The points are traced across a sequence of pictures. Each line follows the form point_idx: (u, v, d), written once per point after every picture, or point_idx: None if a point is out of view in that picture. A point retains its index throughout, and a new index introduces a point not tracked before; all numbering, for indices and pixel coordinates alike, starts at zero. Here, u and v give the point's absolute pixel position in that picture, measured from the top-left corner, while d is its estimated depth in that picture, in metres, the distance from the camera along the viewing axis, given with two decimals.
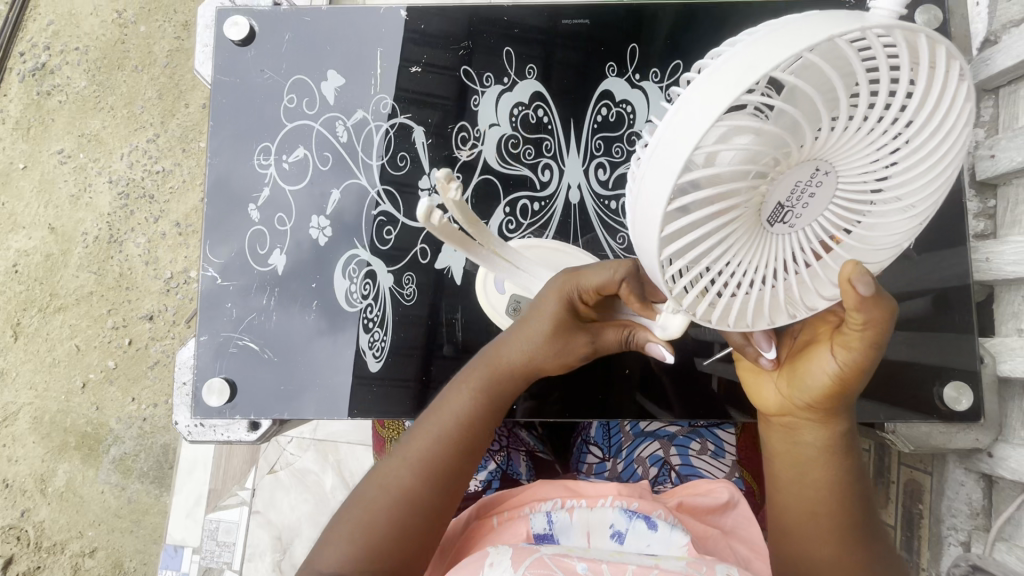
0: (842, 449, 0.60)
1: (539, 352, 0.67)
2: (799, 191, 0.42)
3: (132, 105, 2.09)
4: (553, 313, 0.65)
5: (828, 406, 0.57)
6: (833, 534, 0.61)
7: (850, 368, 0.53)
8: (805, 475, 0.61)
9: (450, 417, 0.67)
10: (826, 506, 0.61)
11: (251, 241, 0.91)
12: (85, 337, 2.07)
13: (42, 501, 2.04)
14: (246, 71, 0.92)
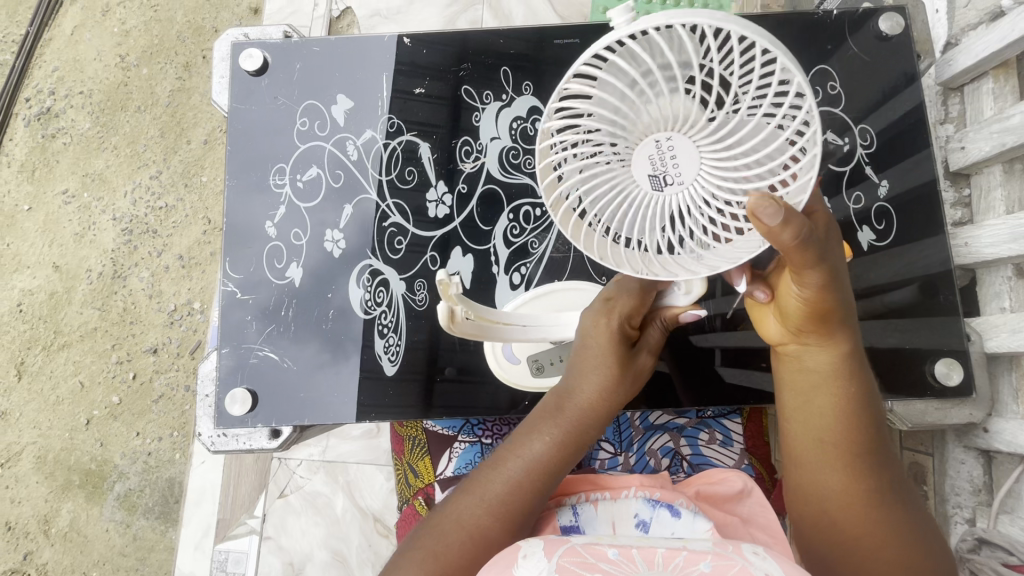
0: (843, 373, 0.62)
1: (605, 388, 0.71)
2: (659, 161, 0.49)
3: (137, 144, 2.16)
4: (609, 340, 0.71)
5: (823, 330, 0.60)
6: (841, 462, 0.63)
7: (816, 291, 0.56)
8: (818, 400, 0.63)
9: (526, 460, 0.69)
10: (835, 435, 0.63)
11: (269, 256, 0.95)
12: (90, 373, 2.09)
13: (46, 543, 2.03)
14: (260, 98, 0.99)
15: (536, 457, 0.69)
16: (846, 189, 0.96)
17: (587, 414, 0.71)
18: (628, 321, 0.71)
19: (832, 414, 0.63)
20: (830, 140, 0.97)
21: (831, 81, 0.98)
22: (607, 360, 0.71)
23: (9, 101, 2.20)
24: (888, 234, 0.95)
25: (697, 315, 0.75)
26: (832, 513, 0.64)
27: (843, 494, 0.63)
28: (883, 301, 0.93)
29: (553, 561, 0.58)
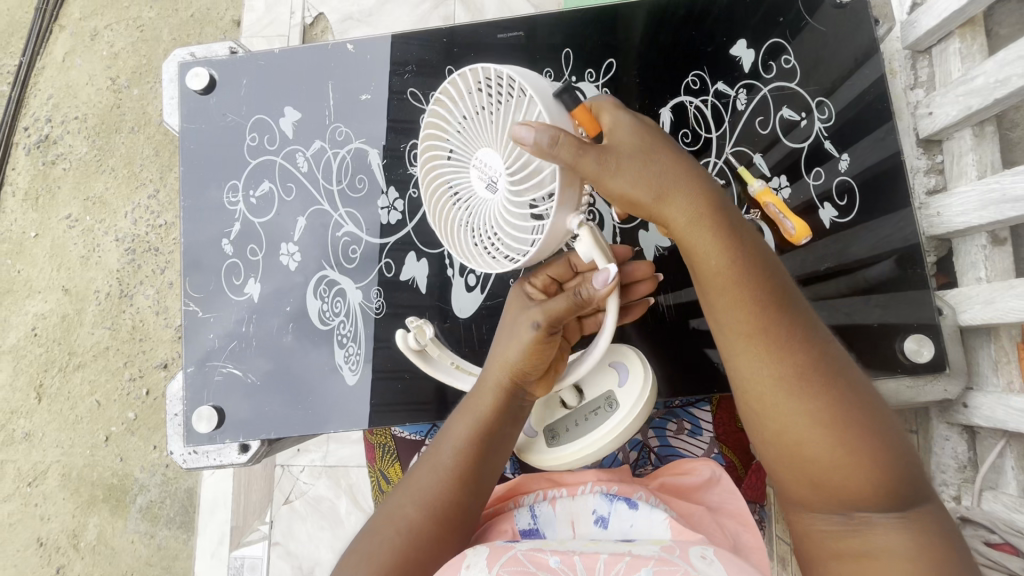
0: (722, 235, 0.59)
1: (509, 345, 0.71)
2: (484, 176, 0.64)
3: (132, 165, 2.20)
4: (512, 305, 0.76)
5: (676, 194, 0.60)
6: (754, 338, 0.57)
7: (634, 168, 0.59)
8: (718, 286, 0.58)
9: (447, 431, 0.73)
10: (740, 308, 0.57)
11: (227, 273, 0.96)
12: (105, 392, 2.14)
13: (76, 556, 2.10)
14: (210, 116, 0.99)
15: (457, 429, 0.72)
16: (806, 165, 0.92)
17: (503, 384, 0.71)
18: (533, 289, 0.75)
19: (737, 297, 0.57)
20: (786, 117, 0.92)
21: (785, 54, 0.93)
22: (511, 321, 0.74)
23: (10, 131, 2.25)
24: (851, 210, 0.91)
25: (606, 275, 0.64)
26: (778, 423, 0.55)
27: (777, 389, 0.55)
28: (859, 279, 0.90)
29: (494, 569, 0.60)
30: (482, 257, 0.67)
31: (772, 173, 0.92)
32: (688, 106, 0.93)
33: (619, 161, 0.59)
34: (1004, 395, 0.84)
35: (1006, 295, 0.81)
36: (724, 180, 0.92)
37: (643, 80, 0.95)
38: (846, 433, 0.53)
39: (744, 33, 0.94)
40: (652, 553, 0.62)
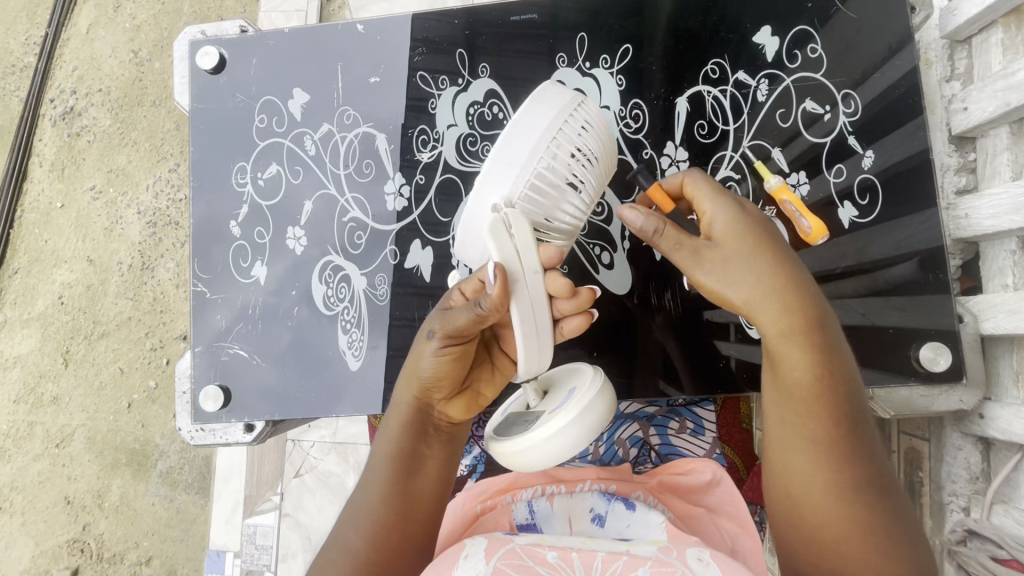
0: (815, 347, 0.58)
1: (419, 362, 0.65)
2: None
3: (154, 139, 2.23)
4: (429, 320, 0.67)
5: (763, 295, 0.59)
6: (818, 445, 0.58)
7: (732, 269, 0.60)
8: (791, 379, 0.59)
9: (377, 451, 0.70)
10: (812, 414, 0.58)
11: (234, 255, 0.96)
12: (127, 360, 2.19)
13: (100, 514, 2.16)
14: (220, 96, 0.98)
15: (379, 450, 0.69)
16: (827, 161, 0.88)
17: (412, 409, 0.67)
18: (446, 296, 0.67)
19: (806, 393, 0.58)
20: (809, 110, 0.88)
21: (811, 43, 0.88)
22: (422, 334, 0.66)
23: (37, 100, 2.27)
24: (871, 210, 0.87)
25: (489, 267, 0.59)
26: (807, 511, 0.59)
27: (823, 491, 0.58)
28: (880, 278, 0.86)
29: (492, 562, 0.63)
30: None
31: (790, 169, 0.89)
32: (706, 96, 0.89)
33: (711, 252, 0.61)
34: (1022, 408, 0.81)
35: None
36: (740, 175, 0.88)
37: (660, 67, 0.91)
38: (874, 542, 0.57)
39: (769, 20, 0.89)
40: (648, 554, 0.64)
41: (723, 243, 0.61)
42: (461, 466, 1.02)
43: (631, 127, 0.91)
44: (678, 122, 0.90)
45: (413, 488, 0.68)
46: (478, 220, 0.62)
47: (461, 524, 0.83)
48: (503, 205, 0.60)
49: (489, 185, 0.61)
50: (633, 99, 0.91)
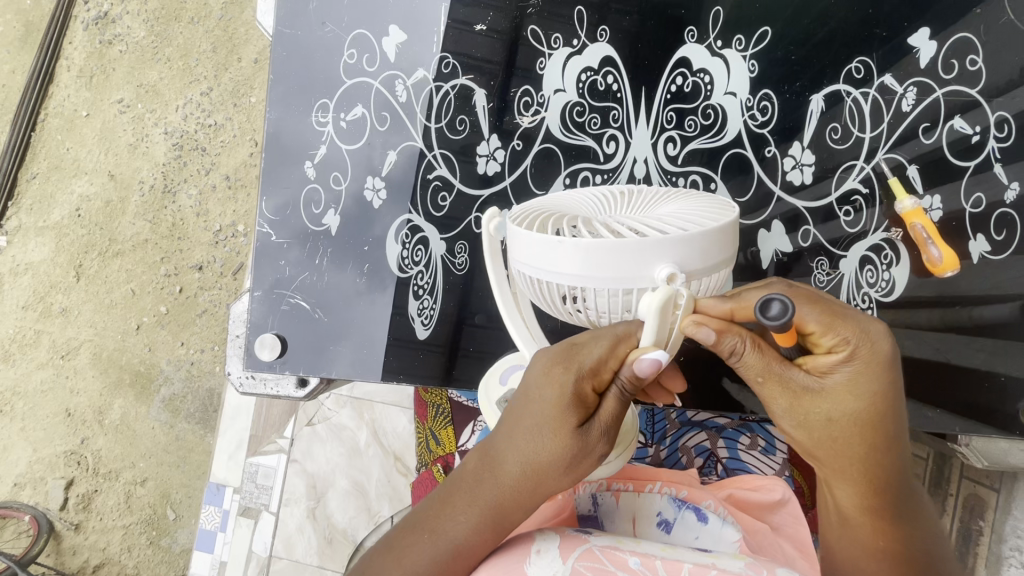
0: (887, 493, 0.51)
1: (543, 460, 0.54)
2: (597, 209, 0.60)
3: (188, 58, 2.05)
4: (561, 415, 0.53)
5: (851, 439, 0.48)
6: None
7: (825, 410, 0.48)
8: (855, 534, 0.53)
9: (450, 538, 0.56)
10: (881, 555, 0.52)
11: (306, 199, 0.89)
12: (140, 283, 2.05)
13: (100, 431, 2.04)
14: (307, 23, 0.89)
15: (461, 540, 0.56)
16: (966, 186, 0.80)
17: (514, 507, 0.56)
18: (583, 381, 0.53)
19: (872, 555, 0.53)
20: (957, 128, 0.80)
21: (972, 54, 0.80)
22: (553, 425, 0.53)
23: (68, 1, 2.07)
24: (1007, 247, 0.79)
25: (656, 360, 0.50)
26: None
27: None
28: (970, 315, 0.80)
29: (568, 562, 0.58)
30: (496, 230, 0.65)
31: (925, 190, 0.81)
32: (845, 97, 0.82)
33: (811, 399, 0.48)
34: None
35: None
36: (868, 189, 0.81)
37: (798, 58, 0.83)
38: None
39: (928, 22, 0.81)
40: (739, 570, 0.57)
41: (827, 397, 0.47)
42: None
43: (757, 120, 0.83)
44: (809, 121, 0.83)
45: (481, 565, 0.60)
46: (632, 261, 0.51)
47: None
48: (676, 278, 0.51)
49: (654, 250, 0.51)
50: (764, 88, 0.83)
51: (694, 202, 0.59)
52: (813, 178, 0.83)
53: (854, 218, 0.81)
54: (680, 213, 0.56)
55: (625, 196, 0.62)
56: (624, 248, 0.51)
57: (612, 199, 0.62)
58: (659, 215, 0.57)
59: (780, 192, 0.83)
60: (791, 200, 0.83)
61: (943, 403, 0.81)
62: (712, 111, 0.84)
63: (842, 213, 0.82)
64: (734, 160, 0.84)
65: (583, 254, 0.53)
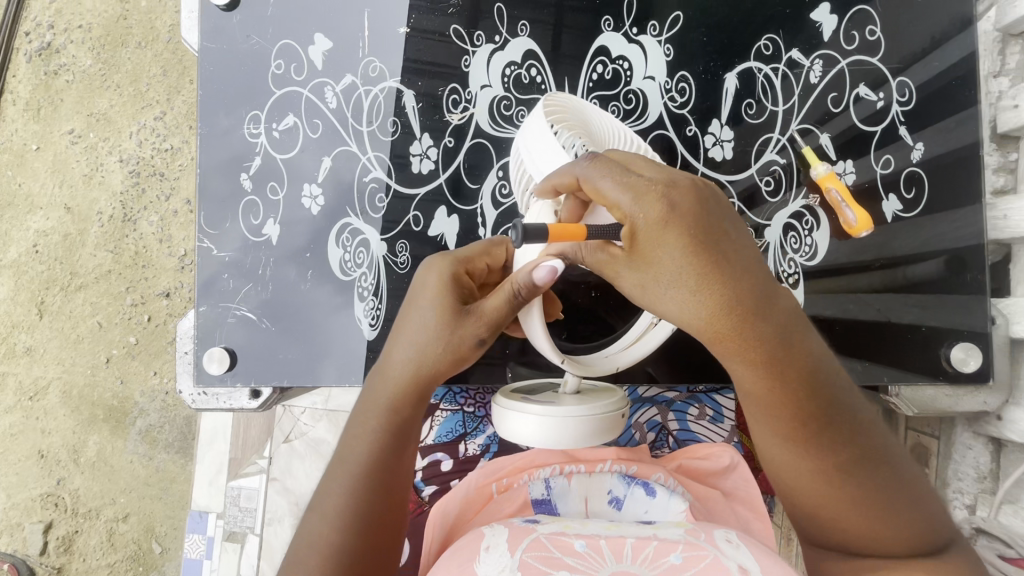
0: (755, 342, 0.49)
1: (426, 339, 0.62)
2: None
3: (138, 84, 2.01)
4: (443, 301, 0.62)
5: (690, 282, 0.48)
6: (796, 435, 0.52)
7: (661, 262, 0.48)
8: (743, 392, 0.53)
9: (365, 431, 0.64)
10: (781, 402, 0.51)
11: (245, 212, 0.89)
12: (107, 315, 2.01)
13: (76, 470, 1.99)
14: (233, 37, 0.90)
15: (365, 442, 0.63)
16: (876, 150, 0.85)
17: (412, 387, 0.63)
18: (458, 271, 0.65)
19: (770, 412, 0.52)
20: (863, 96, 0.85)
21: (870, 25, 0.86)
22: (431, 304, 0.63)
23: (10, 35, 2.01)
24: (918, 204, 0.84)
25: (551, 267, 0.56)
26: (825, 515, 0.54)
27: (815, 480, 0.53)
28: (902, 275, 0.85)
29: (517, 555, 0.59)
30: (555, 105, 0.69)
31: (838, 157, 0.85)
32: (756, 73, 0.86)
33: (637, 261, 0.50)
34: None
35: None
36: (786, 160, 0.85)
37: (710, 39, 0.86)
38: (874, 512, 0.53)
39: None
40: (676, 538, 0.62)
41: (646, 258, 0.49)
42: (472, 445, 0.96)
43: (677, 101, 0.86)
44: (725, 99, 0.86)
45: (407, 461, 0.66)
46: None
47: (473, 504, 0.81)
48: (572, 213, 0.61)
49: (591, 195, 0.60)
50: (680, 71, 0.86)
51: None
52: (733, 152, 0.86)
53: (775, 187, 0.85)
54: None
55: None
56: None
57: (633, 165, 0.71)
58: None
59: (704, 168, 0.86)
60: (714, 175, 0.86)
61: (876, 356, 0.84)
62: (633, 96, 0.87)
63: (763, 183, 0.85)
64: (659, 141, 0.86)
65: (558, 158, 0.62)
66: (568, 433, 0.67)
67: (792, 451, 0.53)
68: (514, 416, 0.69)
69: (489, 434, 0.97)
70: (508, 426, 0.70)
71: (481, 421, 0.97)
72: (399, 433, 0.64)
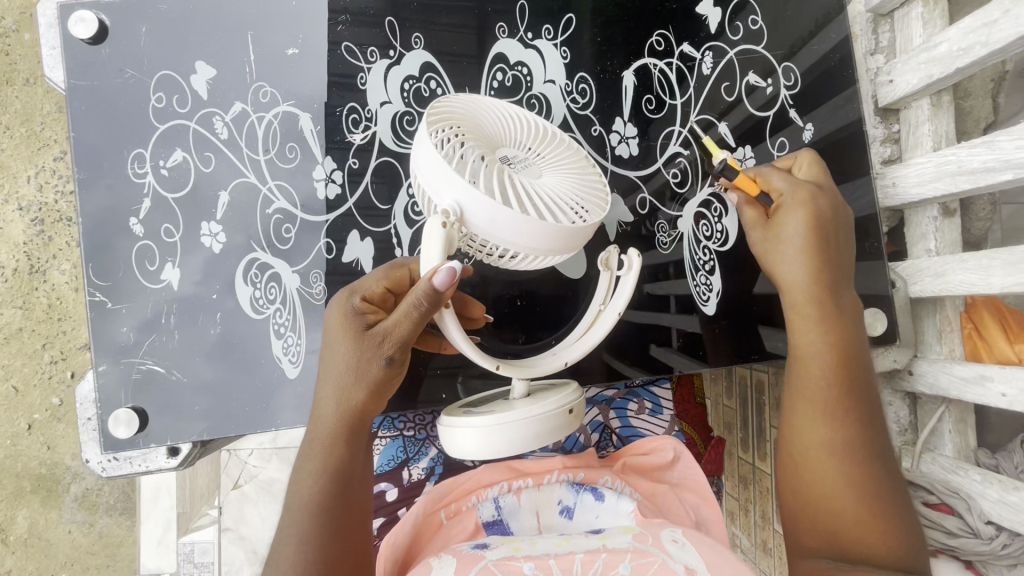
0: (826, 318, 0.68)
1: (345, 371, 0.60)
2: (518, 157, 0.68)
3: (31, 123, 1.69)
4: (343, 334, 0.61)
5: (814, 254, 0.69)
6: (834, 407, 0.65)
7: (801, 228, 0.69)
8: (818, 377, 0.66)
9: (309, 473, 0.60)
10: (830, 372, 0.66)
11: (138, 258, 0.83)
12: (23, 377, 1.71)
13: (6, 551, 1.74)
14: (103, 71, 0.83)
15: (301, 507, 0.59)
16: (770, 135, 0.89)
17: (342, 420, 0.61)
18: (361, 300, 0.64)
19: (831, 381, 0.66)
20: (753, 83, 0.89)
21: (751, 15, 0.89)
22: (339, 340, 0.61)
23: None
24: None
25: (449, 269, 0.56)
26: (816, 485, 0.64)
27: (818, 450, 0.65)
28: None
29: None
30: (449, 109, 0.65)
31: (737, 143, 0.89)
32: (652, 69, 0.87)
33: (778, 240, 0.72)
34: (948, 364, 0.87)
35: (956, 269, 0.83)
36: (689, 151, 0.88)
37: (604, 39, 0.87)
38: (854, 478, 0.63)
39: None
40: (626, 547, 0.60)
41: (778, 232, 0.72)
42: (417, 469, 0.94)
43: (579, 103, 0.87)
44: (626, 96, 0.87)
45: (361, 492, 0.62)
46: (464, 214, 0.60)
47: (425, 534, 0.77)
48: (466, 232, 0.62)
49: (478, 220, 0.60)
50: (579, 72, 0.87)
51: (572, 211, 0.66)
52: (639, 148, 0.88)
53: (682, 178, 0.88)
54: (552, 217, 0.64)
55: (542, 165, 0.69)
56: (470, 212, 0.60)
57: (536, 159, 0.69)
58: (537, 207, 0.64)
59: (613, 166, 0.87)
60: (623, 172, 0.87)
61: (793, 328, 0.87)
62: (536, 101, 0.87)
63: (670, 175, 0.88)
64: None
65: (442, 183, 0.60)
66: (534, 424, 0.64)
67: (829, 427, 0.65)
68: (457, 430, 0.66)
69: (433, 456, 0.94)
70: (464, 439, 0.65)
71: (423, 444, 0.94)
72: (342, 464, 0.61)
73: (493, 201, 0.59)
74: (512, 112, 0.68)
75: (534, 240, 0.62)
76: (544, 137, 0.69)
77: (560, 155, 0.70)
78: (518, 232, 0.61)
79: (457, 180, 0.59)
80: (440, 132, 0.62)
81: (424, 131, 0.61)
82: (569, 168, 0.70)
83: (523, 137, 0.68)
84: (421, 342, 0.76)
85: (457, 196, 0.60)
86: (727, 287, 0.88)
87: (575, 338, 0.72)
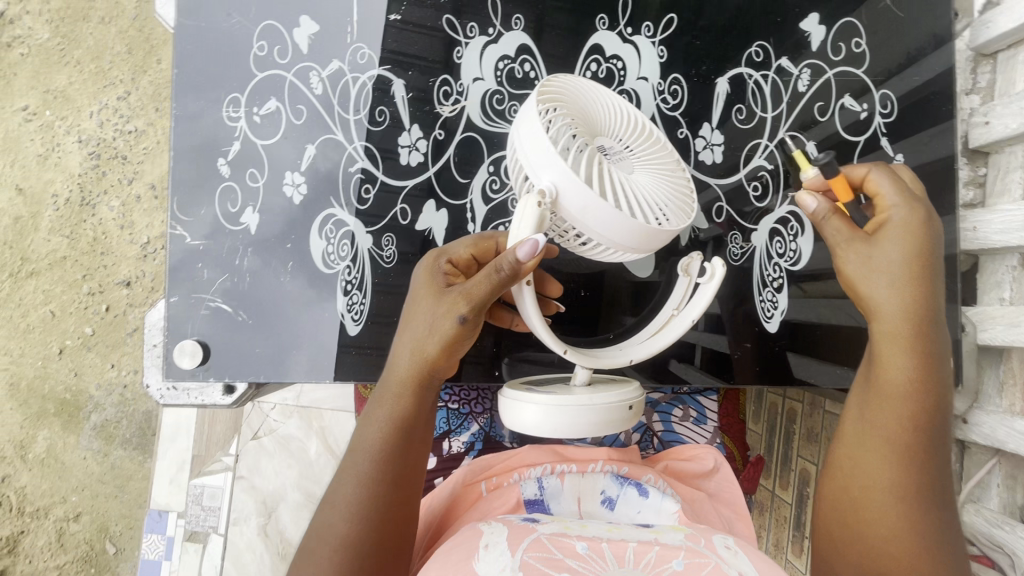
0: (915, 343, 0.60)
1: (423, 326, 0.62)
2: (611, 148, 0.69)
3: (99, 60, 1.74)
4: (427, 292, 0.64)
5: (912, 272, 0.61)
6: (906, 440, 0.59)
7: (900, 242, 0.61)
8: (898, 407, 0.60)
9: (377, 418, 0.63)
10: (911, 404, 0.60)
11: (222, 199, 0.85)
12: (60, 304, 1.78)
13: (23, 467, 1.78)
14: (211, 14, 0.85)
15: (367, 448, 0.62)
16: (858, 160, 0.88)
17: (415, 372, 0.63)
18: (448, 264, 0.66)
19: (908, 412, 0.60)
20: (848, 106, 0.88)
21: (855, 38, 0.88)
22: (423, 296, 0.64)
23: None
24: None
25: (534, 242, 0.57)
26: (868, 522, 0.60)
27: (876, 485, 0.60)
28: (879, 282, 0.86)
29: (519, 554, 0.56)
30: (556, 89, 0.66)
31: None
32: (747, 79, 0.87)
33: (871, 250, 0.63)
34: (1007, 417, 0.85)
35: None
36: (773, 165, 0.87)
37: (703, 43, 0.87)
38: (913, 521, 0.58)
39: (816, 8, 0.88)
40: (679, 543, 0.60)
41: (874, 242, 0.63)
42: (455, 442, 0.95)
43: (669, 103, 0.87)
44: (717, 103, 0.87)
45: (421, 446, 0.64)
46: (555, 195, 0.61)
47: (462, 503, 0.78)
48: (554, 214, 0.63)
49: (569, 204, 0.61)
50: (673, 73, 0.87)
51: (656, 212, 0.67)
52: (723, 157, 0.87)
53: (762, 192, 0.87)
54: (640, 214, 0.64)
55: (634, 161, 0.69)
56: (563, 194, 0.61)
57: (629, 153, 0.69)
58: (627, 201, 0.64)
59: (694, 171, 0.87)
60: (704, 178, 0.87)
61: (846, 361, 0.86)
62: (626, 96, 0.87)
63: (751, 188, 0.87)
64: None
65: (541, 161, 0.61)
66: (599, 412, 0.66)
67: (894, 461, 0.59)
68: (521, 405, 0.67)
69: (473, 432, 0.95)
70: (528, 415, 0.66)
71: (465, 419, 0.96)
72: (407, 416, 0.63)
73: (590, 188, 0.59)
74: (612, 106, 0.69)
75: (619, 233, 0.63)
76: (639, 132, 0.70)
77: (652, 153, 0.71)
78: (605, 222, 0.62)
79: (557, 160, 0.60)
80: (546, 110, 0.64)
81: (534, 107, 0.62)
82: (659, 167, 0.71)
83: (620, 130, 0.69)
84: (494, 316, 0.79)
85: (554, 176, 0.61)
86: (793, 308, 0.87)
87: (642, 339, 0.73)
